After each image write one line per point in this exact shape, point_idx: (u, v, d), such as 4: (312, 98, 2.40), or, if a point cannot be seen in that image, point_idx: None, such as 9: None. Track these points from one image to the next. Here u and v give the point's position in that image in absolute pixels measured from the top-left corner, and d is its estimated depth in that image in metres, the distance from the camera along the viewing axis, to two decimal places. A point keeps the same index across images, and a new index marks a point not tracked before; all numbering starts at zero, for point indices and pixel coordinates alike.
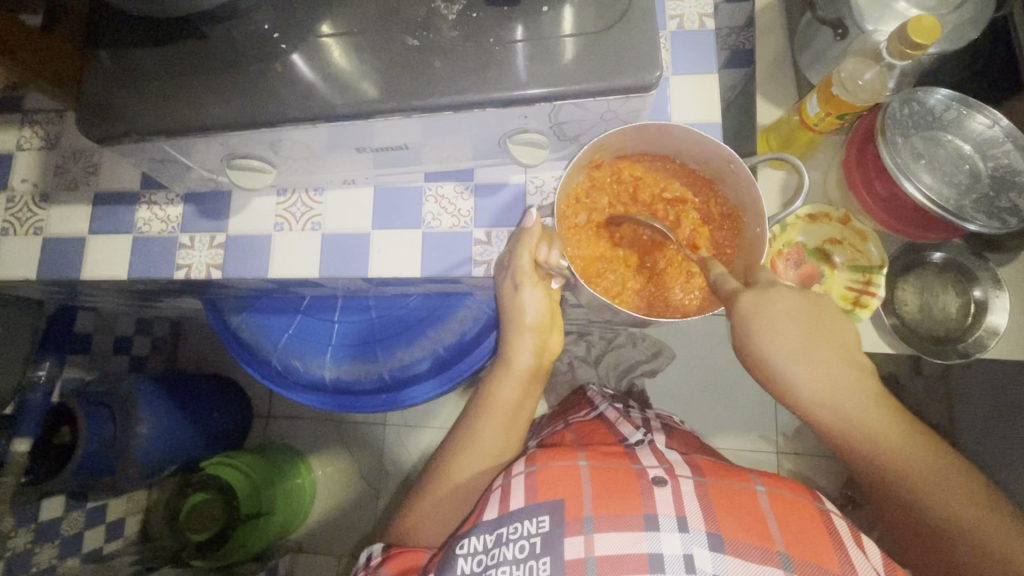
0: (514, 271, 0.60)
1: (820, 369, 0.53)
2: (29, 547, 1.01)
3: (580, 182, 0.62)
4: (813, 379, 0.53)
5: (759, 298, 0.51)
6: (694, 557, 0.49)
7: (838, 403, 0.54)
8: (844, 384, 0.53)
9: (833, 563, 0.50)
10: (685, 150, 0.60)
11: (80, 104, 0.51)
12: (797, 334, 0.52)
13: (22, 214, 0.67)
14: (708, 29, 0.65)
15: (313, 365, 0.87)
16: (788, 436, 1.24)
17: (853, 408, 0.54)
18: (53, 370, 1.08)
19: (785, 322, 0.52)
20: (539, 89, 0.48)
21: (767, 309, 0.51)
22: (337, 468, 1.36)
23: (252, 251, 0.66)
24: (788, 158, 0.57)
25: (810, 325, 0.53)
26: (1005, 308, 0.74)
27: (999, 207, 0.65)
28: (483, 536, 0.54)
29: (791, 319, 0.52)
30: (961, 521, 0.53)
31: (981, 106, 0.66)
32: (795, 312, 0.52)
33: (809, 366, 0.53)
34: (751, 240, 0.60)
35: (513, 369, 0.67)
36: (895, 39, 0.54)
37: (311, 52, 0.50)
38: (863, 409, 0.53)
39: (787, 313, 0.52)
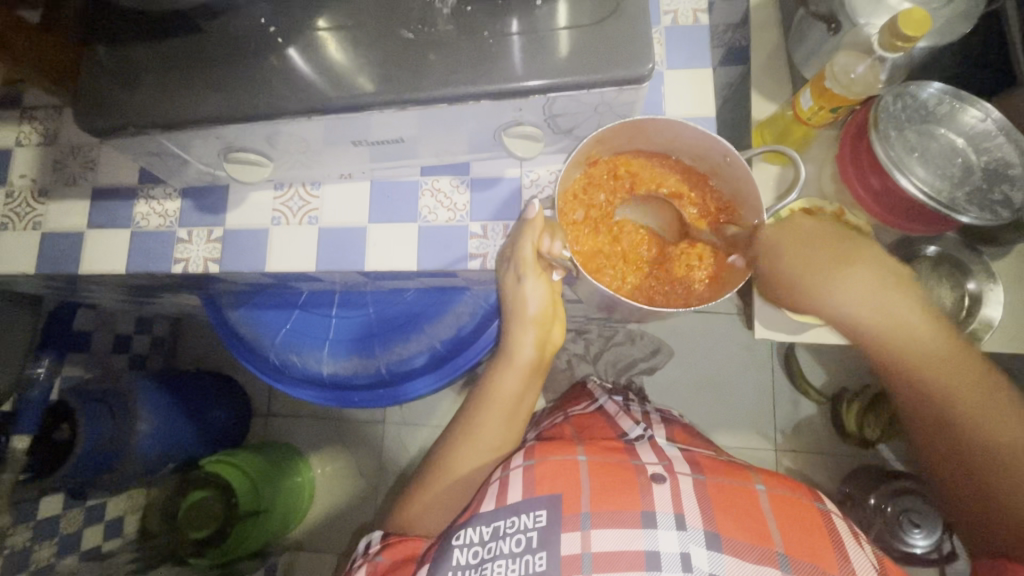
0: (518, 263, 0.61)
1: (858, 287, 0.57)
2: (29, 544, 1.00)
3: (578, 180, 0.62)
4: (849, 294, 0.57)
5: (780, 232, 0.60)
6: (691, 556, 0.50)
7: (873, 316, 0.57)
8: (878, 297, 0.57)
9: (832, 565, 0.50)
10: (680, 146, 0.61)
11: (79, 99, 0.51)
12: (828, 259, 0.58)
13: (21, 209, 0.68)
14: (702, 24, 0.65)
15: (312, 360, 0.87)
16: (786, 434, 1.24)
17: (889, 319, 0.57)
18: (53, 368, 1.07)
19: (818, 248, 0.59)
20: (538, 81, 0.48)
21: (795, 238, 0.60)
22: (336, 466, 1.36)
23: (249, 245, 0.66)
24: (782, 150, 0.59)
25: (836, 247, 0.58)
26: (998, 301, 0.75)
27: (992, 199, 0.65)
28: (479, 527, 0.54)
29: (820, 247, 0.59)
30: (1009, 433, 0.56)
31: (974, 100, 0.66)
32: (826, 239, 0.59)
33: (846, 284, 0.57)
34: (749, 230, 0.61)
35: (513, 362, 0.67)
36: (888, 32, 0.55)
37: (306, 47, 0.50)
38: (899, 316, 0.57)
39: (815, 241, 0.59)
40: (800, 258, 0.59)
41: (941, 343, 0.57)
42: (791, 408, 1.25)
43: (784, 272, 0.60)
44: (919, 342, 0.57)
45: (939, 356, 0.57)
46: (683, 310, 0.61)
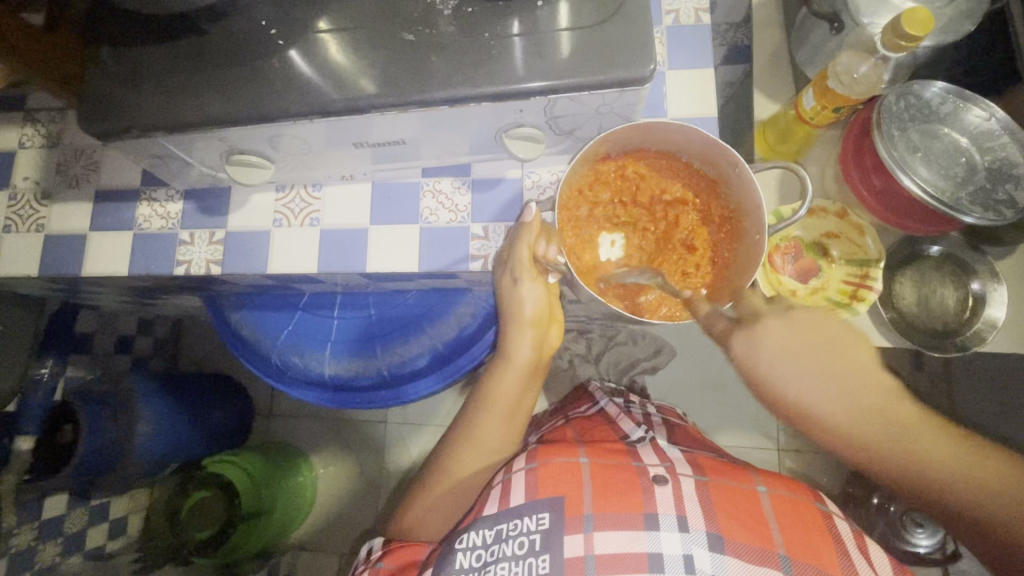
0: (513, 267, 0.61)
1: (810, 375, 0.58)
2: (33, 545, 1.01)
3: (585, 176, 0.61)
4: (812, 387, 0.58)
5: (752, 332, 0.60)
6: (694, 558, 0.49)
7: (836, 404, 0.57)
8: (842, 391, 0.57)
9: (834, 567, 0.50)
10: (689, 148, 0.60)
11: (82, 104, 0.51)
12: (794, 351, 0.59)
13: (24, 212, 0.68)
14: (704, 24, 0.65)
15: (313, 361, 0.87)
16: (788, 434, 1.24)
17: (857, 408, 0.56)
18: (56, 369, 1.09)
19: (785, 350, 0.59)
20: (538, 83, 0.48)
21: (765, 342, 0.60)
22: (338, 466, 1.36)
23: (252, 246, 0.66)
24: (792, 165, 0.56)
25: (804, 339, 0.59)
26: (1002, 301, 0.75)
27: (995, 199, 0.65)
28: (483, 531, 0.54)
29: (790, 348, 0.59)
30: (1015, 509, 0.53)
31: (977, 99, 0.66)
32: (794, 338, 0.59)
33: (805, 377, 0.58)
34: (751, 246, 0.59)
35: (513, 362, 0.67)
36: (891, 34, 0.55)
37: (308, 48, 0.50)
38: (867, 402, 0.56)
39: (784, 344, 0.59)
40: (766, 356, 0.59)
41: (918, 431, 0.56)
42: None
43: (755, 367, 0.60)
44: (893, 438, 0.56)
45: (920, 446, 0.55)
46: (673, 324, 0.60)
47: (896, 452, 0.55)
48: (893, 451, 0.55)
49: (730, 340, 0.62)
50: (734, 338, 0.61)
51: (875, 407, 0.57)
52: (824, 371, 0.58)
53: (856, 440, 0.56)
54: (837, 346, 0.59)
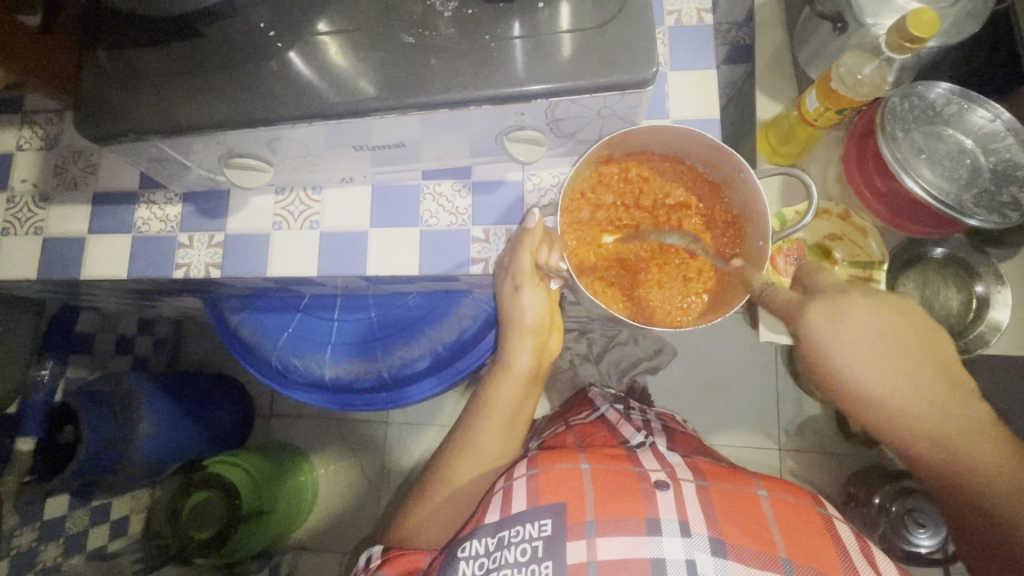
0: (514, 275, 0.61)
1: (892, 378, 0.50)
2: (34, 545, 1.01)
3: (585, 179, 0.61)
4: (893, 386, 0.50)
5: (834, 312, 0.50)
6: (697, 562, 0.49)
7: (913, 412, 0.50)
8: (925, 394, 0.50)
9: (835, 570, 0.50)
10: (694, 152, 0.60)
11: (80, 106, 0.51)
12: (887, 346, 0.49)
13: (22, 214, 0.67)
14: (706, 24, 0.65)
15: (313, 364, 0.87)
16: (789, 434, 1.24)
17: (934, 416, 0.50)
18: (56, 369, 1.09)
19: (870, 339, 0.49)
20: (538, 86, 0.48)
21: (849, 329, 0.50)
22: (338, 466, 1.36)
23: (251, 250, 0.66)
24: (797, 173, 0.57)
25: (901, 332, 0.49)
26: (1006, 304, 0.74)
27: (1000, 202, 0.65)
28: (484, 538, 0.53)
29: (877, 336, 0.49)
30: None
31: (982, 100, 0.65)
32: (886, 328, 0.49)
33: (887, 376, 0.50)
34: (755, 251, 0.60)
35: (512, 371, 0.68)
36: (896, 34, 0.54)
37: (307, 50, 0.50)
38: (949, 411, 0.50)
39: (873, 331, 0.49)
40: (841, 342, 0.50)
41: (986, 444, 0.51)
42: (794, 408, 1.24)
43: (830, 354, 0.51)
44: (957, 440, 0.51)
45: (983, 457, 0.51)
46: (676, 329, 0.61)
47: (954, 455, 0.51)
48: (949, 448, 0.51)
49: (803, 313, 0.51)
50: (811, 314, 0.51)
51: (950, 411, 0.50)
52: (911, 365, 0.49)
53: (918, 437, 0.52)
54: (929, 343, 0.50)
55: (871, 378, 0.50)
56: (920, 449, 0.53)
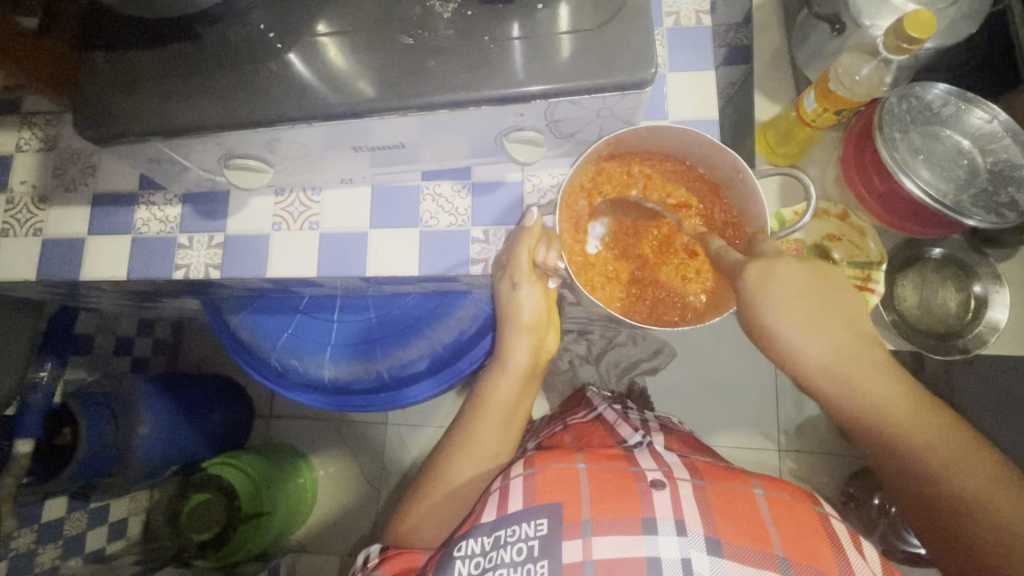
0: (512, 272, 0.61)
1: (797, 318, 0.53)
2: (32, 547, 1.01)
3: (588, 174, 0.61)
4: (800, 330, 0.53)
5: (764, 269, 0.52)
6: (692, 561, 0.49)
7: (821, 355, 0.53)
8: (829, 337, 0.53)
9: (831, 568, 0.50)
10: (695, 154, 0.60)
11: (78, 107, 0.51)
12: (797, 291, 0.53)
13: (22, 215, 0.67)
14: (704, 26, 0.65)
15: (312, 364, 0.87)
16: (789, 434, 1.24)
17: (842, 361, 0.52)
18: (55, 371, 1.04)
19: (792, 293, 0.52)
20: (536, 87, 0.48)
21: (775, 283, 0.52)
22: (337, 467, 1.36)
23: (250, 251, 0.66)
24: (794, 172, 0.58)
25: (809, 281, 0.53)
26: (1005, 304, 0.75)
27: (998, 202, 0.65)
28: (480, 538, 0.54)
29: (796, 290, 0.52)
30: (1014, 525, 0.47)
31: (979, 101, 0.66)
32: (801, 284, 0.53)
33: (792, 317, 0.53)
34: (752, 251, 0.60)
35: (508, 368, 0.68)
36: (893, 35, 0.54)
37: (308, 51, 0.50)
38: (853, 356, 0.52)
39: (793, 286, 0.52)
40: (765, 296, 0.52)
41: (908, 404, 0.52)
42: (793, 409, 1.24)
43: (755, 310, 0.53)
44: (879, 397, 0.52)
45: (904, 412, 0.52)
46: (670, 328, 0.60)
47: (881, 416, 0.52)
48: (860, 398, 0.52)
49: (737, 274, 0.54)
50: (744, 272, 0.53)
51: (865, 363, 0.52)
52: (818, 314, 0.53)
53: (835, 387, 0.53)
54: (837, 299, 0.54)
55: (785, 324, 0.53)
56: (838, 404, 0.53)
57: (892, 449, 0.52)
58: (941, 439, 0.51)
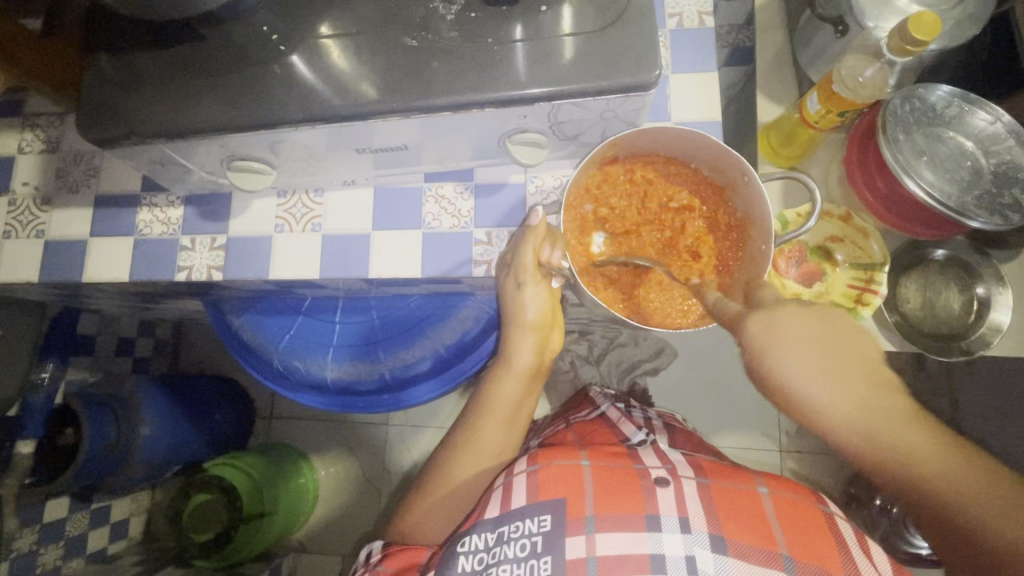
0: (517, 271, 0.61)
1: (816, 375, 0.47)
2: (35, 548, 1.01)
3: (593, 177, 0.61)
4: (826, 391, 0.47)
5: (766, 320, 0.49)
6: (696, 559, 0.49)
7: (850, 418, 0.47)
8: (858, 395, 0.47)
9: (838, 569, 0.49)
10: (700, 155, 0.60)
11: (81, 109, 0.51)
12: (816, 346, 0.47)
13: (24, 217, 0.67)
14: (707, 27, 0.65)
15: (314, 366, 0.87)
16: (790, 435, 1.24)
17: (874, 421, 0.47)
18: (57, 372, 1.08)
19: (803, 345, 0.47)
20: (540, 88, 0.48)
21: (780, 334, 0.48)
22: (339, 468, 1.36)
23: (253, 252, 0.66)
24: (798, 176, 0.58)
25: (824, 332, 0.48)
26: (1008, 306, 0.75)
27: (1001, 203, 0.65)
28: (484, 534, 0.54)
29: (807, 340, 0.48)
30: None
31: (982, 102, 0.66)
32: (811, 332, 0.48)
33: (811, 377, 0.47)
34: (756, 257, 0.59)
35: (513, 368, 0.67)
36: (897, 35, 0.54)
37: (311, 54, 0.50)
38: (885, 414, 0.47)
39: (802, 335, 0.48)
40: (772, 347, 0.48)
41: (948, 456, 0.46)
42: None
43: (765, 364, 0.48)
44: (919, 454, 0.46)
45: (947, 469, 0.46)
46: (672, 331, 0.60)
47: (920, 474, 0.46)
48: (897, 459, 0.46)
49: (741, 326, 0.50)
50: (745, 324, 0.50)
51: (894, 418, 0.47)
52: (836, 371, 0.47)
53: (868, 449, 0.47)
54: (854, 346, 0.48)
55: (806, 389, 0.48)
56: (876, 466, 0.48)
57: (941, 507, 0.47)
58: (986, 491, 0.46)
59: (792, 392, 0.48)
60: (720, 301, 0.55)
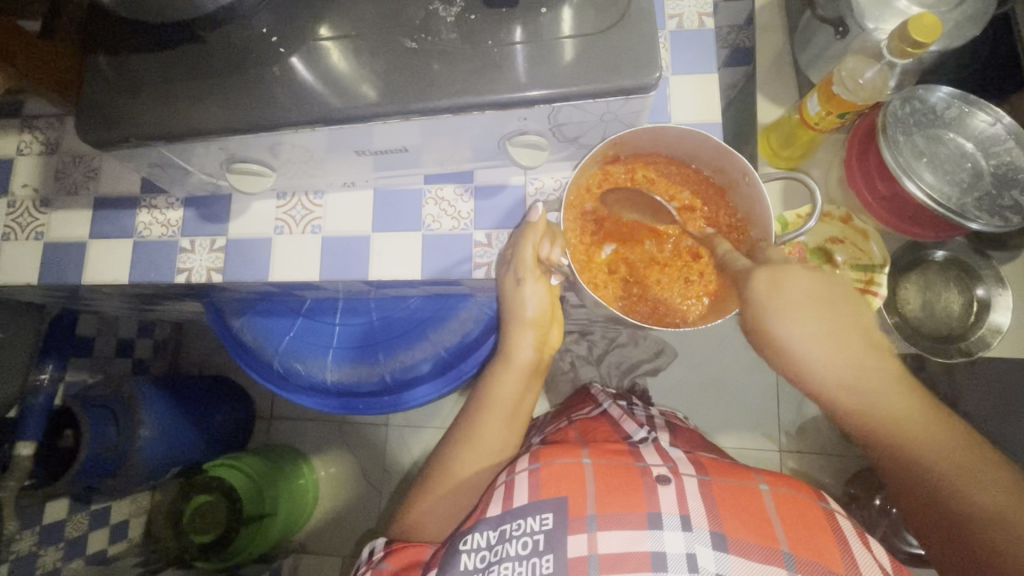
0: (516, 266, 0.61)
1: (809, 332, 0.52)
2: (34, 550, 1.02)
3: (593, 176, 0.61)
4: (817, 346, 0.52)
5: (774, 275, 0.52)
6: (697, 556, 0.49)
7: (838, 373, 0.52)
8: (849, 352, 0.52)
9: (837, 564, 0.50)
10: (701, 156, 0.60)
11: (80, 110, 0.50)
12: (813, 306, 0.52)
13: (23, 220, 0.67)
14: (707, 28, 0.65)
15: (314, 368, 0.87)
16: (791, 435, 1.24)
17: (859, 377, 0.52)
18: (57, 374, 1.08)
19: (806, 300, 0.52)
20: (539, 91, 0.48)
21: (785, 291, 0.52)
22: (339, 468, 1.36)
23: (252, 255, 0.66)
24: (798, 176, 0.58)
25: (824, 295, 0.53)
26: (1008, 307, 0.74)
27: (1001, 205, 0.65)
28: (486, 532, 0.53)
29: (808, 298, 0.52)
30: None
31: (983, 104, 0.66)
32: (812, 290, 0.52)
33: (805, 331, 0.52)
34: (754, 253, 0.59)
35: (512, 365, 0.68)
36: (897, 38, 0.54)
37: (310, 56, 0.49)
38: (871, 370, 0.52)
39: (806, 293, 0.52)
40: (777, 302, 0.52)
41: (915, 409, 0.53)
42: (794, 409, 1.24)
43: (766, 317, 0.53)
44: (895, 407, 0.53)
45: (917, 423, 0.53)
46: (670, 329, 0.60)
47: (890, 422, 0.53)
48: (872, 408, 0.53)
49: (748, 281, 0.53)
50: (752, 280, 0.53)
51: (876, 372, 0.53)
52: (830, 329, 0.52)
53: (852, 398, 0.53)
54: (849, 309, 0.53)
55: (801, 343, 0.53)
56: (853, 413, 0.54)
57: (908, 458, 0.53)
58: (945, 444, 0.52)
59: (788, 346, 0.53)
60: (730, 254, 0.58)
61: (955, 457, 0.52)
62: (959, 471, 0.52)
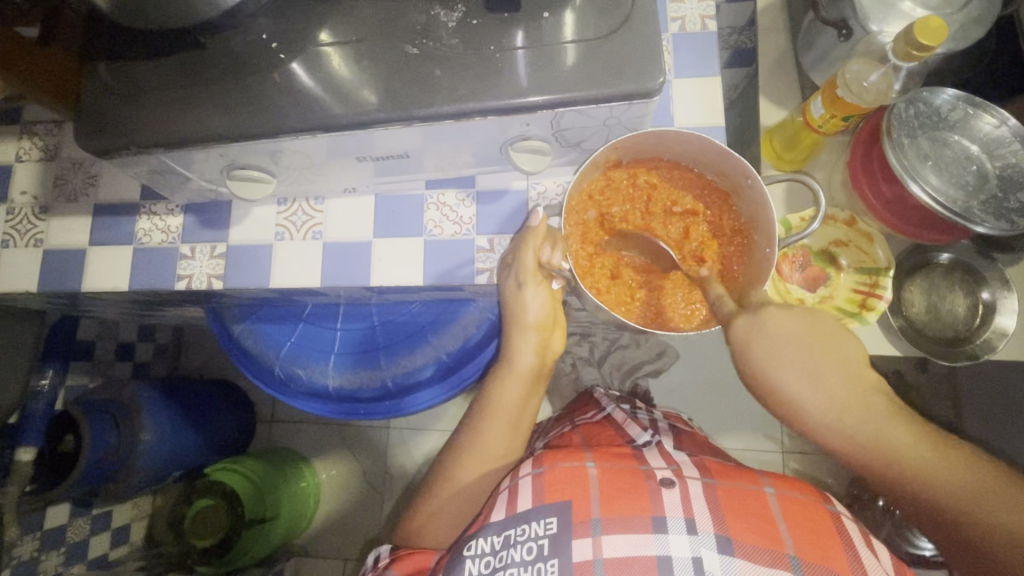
0: (517, 271, 0.61)
1: (791, 374, 0.51)
2: (35, 555, 1.01)
3: (596, 180, 0.61)
4: (803, 390, 0.51)
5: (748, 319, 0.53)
6: (703, 560, 0.49)
7: (830, 417, 0.50)
8: (836, 394, 0.50)
9: (845, 567, 0.49)
10: (705, 160, 0.59)
11: (79, 118, 0.50)
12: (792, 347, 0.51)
13: (23, 226, 0.67)
14: (710, 31, 0.64)
15: (316, 373, 0.86)
16: (794, 436, 1.23)
17: (853, 421, 0.50)
18: (57, 377, 1.08)
19: (778, 343, 0.51)
20: (539, 97, 0.47)
21: (757, 332, 0.52)
22: (341, 471, 1.36)
23: (253, 261, 0.66)
24: (803, 179, 0.58)
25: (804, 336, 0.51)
26: (1013, 310, 0.74)
27: (1007, 207, 0.64)
28: (490, 537, 0.53)
29: (785, 340, 0.51)
30: None
31: (988, 106, 0.65)
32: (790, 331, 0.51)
33: (788, 373, 0.51)
34: (759, 260, 0.59)
35: (515, 370, 0.67)
36: (902, 41, 0.54)
37: (310, 62, 0.49)
38: (862, 411, 0.50)
39: (787, 335, 0.51)
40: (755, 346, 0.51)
41: (926, 448, 0.49)
42: None
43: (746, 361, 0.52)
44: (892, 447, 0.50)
45: (923, 464, 0.49)
46: (673, 335, 0.60)
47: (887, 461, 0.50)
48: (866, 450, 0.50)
49: (728, 326, 0.54)
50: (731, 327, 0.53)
51: (873, 415, 0.50)
52: (813, 370, 0.50)
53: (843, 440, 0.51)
54: (832, 347, 0.51)
55: (785, 386, 0.51)
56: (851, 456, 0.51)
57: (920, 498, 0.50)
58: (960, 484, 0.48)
59: (773, 389, 0.52)
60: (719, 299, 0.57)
61: (972, 489, 0.48)
62: (976, 505, 0.47)
